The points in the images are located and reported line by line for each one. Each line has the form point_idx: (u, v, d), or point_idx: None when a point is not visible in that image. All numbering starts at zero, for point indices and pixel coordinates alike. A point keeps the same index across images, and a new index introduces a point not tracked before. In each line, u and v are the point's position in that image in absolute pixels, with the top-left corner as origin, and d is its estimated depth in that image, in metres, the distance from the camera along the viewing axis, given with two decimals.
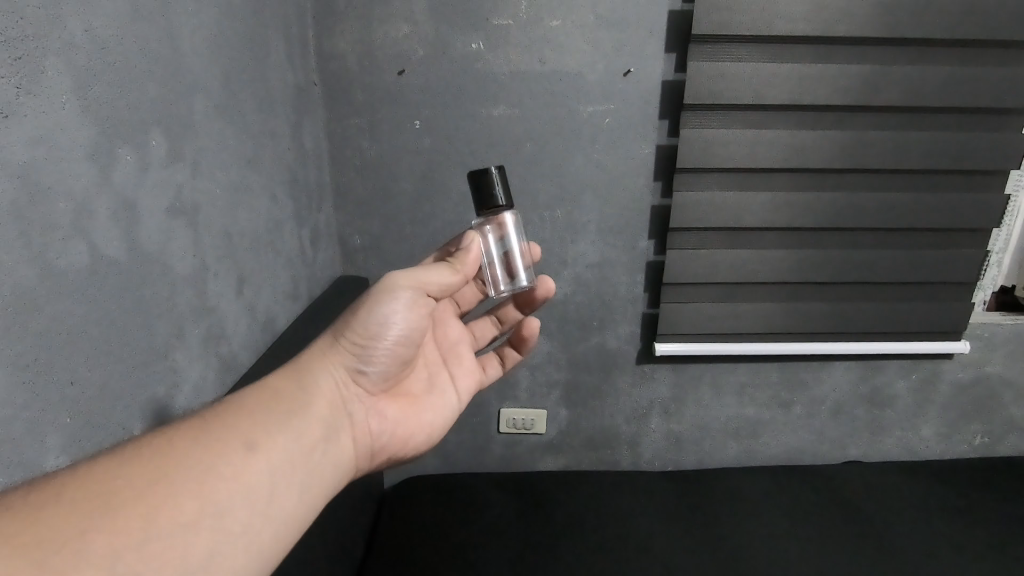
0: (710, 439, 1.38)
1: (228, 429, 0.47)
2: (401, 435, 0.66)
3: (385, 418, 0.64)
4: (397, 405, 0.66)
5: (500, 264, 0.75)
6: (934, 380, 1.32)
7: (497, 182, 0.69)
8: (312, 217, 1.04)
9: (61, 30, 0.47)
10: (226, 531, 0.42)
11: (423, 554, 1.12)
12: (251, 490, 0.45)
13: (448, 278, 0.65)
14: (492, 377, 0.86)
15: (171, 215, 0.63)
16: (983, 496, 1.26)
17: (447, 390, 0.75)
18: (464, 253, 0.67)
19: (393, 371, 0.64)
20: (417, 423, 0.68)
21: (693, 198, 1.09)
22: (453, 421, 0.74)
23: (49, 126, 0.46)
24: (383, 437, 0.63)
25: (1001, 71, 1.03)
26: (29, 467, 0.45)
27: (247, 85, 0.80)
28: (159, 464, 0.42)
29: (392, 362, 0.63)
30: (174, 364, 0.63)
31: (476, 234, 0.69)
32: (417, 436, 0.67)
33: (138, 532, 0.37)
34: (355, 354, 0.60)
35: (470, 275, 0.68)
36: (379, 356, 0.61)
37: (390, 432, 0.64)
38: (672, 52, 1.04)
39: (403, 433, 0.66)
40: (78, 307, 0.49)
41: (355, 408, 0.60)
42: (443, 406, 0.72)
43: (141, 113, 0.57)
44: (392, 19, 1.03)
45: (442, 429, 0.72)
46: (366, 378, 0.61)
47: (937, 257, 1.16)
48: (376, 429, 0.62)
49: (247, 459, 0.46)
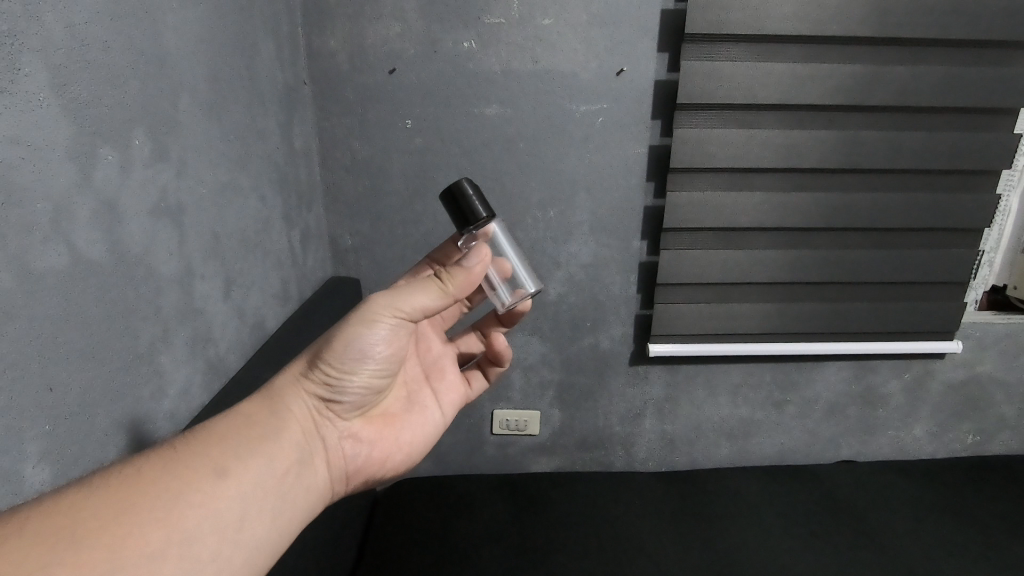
0: (704, 439, 1.37)
1: (196, 456, 0.46)
2: (377, 457, 0.64)
3: (360, 441, 0.63)
4: (373, 426, 0.65)
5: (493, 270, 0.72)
6: (926, 380, 1.33)
7: (473, 196, 0.64)
8: (301, 217, 1.03)
9: (38, 26, 0.46)
10: (194, 560, 0.41)
11: (417, 558, 1.11)
12: (221, 517, 0.44)
13: (433, 301, 0.59)
14: (478, 391, 0.84)
15: (156, 216, 0.61)
16: (973, 494, 1.26)
17: (430, 408, 0.74)
18: (454, 281, 0.60)
19: (368, 394, 0.62)
20: (393, 445, 0.66)
21: (686, 198, 1.08)
22: (435, 439, 0.73)
23: (25, 125, 0.45)
24: (358, 462, 0.62)
25: (993, 70, 1.03)
26: (9, 476, 0.44)
27: (234, 83, 0.78)
28: (125, 495, 0.41)
29: (369, 386, 0.61)
30: (159, 369, 0.62)
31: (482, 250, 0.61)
32: (393, 459, 0.66)
33: (100, 565, 0.36)
34: (328, 382, 0.58)
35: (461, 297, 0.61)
36: (354, 382, 0.59)
37: (365, 456, 0.63)
38: (665, 52, 1.03)
39: (379, 457, 0.64)
40: (56, 310, 0.48)
41: (328, 433, 0.59)
42: (424, 424, 0.71)
43: (124, 111, 0.56)
44: (383, 18, 1.01)
45: (424, 447, 0.71)
46: (339, 404, 0.59)
47: (929, 257, 1.16)
48: (350, 453, 0.61)
49: (219, 487, 0.45)
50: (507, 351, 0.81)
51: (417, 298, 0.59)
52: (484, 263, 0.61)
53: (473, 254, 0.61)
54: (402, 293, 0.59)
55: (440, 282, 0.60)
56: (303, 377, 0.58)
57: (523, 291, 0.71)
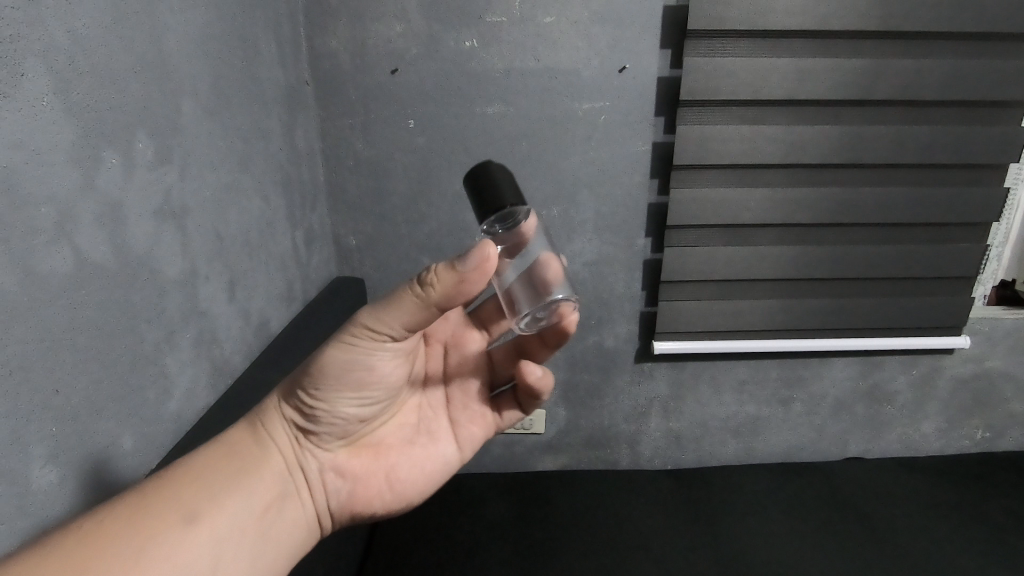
0: (710, 437, 1.37)
1: (167, 501, 0.47)
2: (362, 493, 0.61)
3: (344, 475, 0.60)
4: (362, 459, 0.61)
5: (522, 283, 0.59)
6: (934, 376, 1.32)
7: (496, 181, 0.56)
8: (304, 218, 1.03)
9: (40, 30, 0.47)
10: None
11: (423, 556, 1.12)
12: (187, 566, 0.46)
13: (404, 312, 0.51)
14: (511, 423, 0.72)
15: (160, 218, 0.62)
16: (983, 491, 1.25)
17: (440, 439, 0.66)
18: (438, 289, 0.49)
19: (349, 425, 0.60)
20: (384, 482, 0.61)
21: (690, 195, 1.08)
22: (444, 476, 0.66)
23: (28, 130, 0.45)
24: (341, 498, 0.60)
25: (998, 63, 1.02)
26: (15, 478, 0.45)
27: (236, 84, 0.79)
28: (92, 547, 0.42)
29: (350, 416, 0.58)
30: (164, 370, 0.62)
31: (485, 244, 0.49)
32: (384, 498, 0.61)
33: None
34: (301, 412, 0.57)
35: (446, 302, 0.51)
36: (326, 413, 0.57)
37: (347, 492, 0.60)
38: (667, 48, 1.03)
39: (366, 496, 0.61)
40: (60, 313, 0.49)
41: (306, 465, 0.58)
42: (426, 458, 0.64)
43: (127, 115, 0.56)
44: (384, 17, 1.01)
45: (427, 484, 0.64)
46: (313, 435, 0.58)
47: (935, 252, 1.15)
48: (332, 487, 0.60)
49: (189, 534, 0.47)
50: (545, 380, 0.64)
51: (391, 313, 0.52)
52: (488, 263, 0.49)
53: (473, 254, 0.49)
54: (371, 308, 0.52)
55: (420, 288, 0.50)
56: (286, 403, 0.58)
57: (550, 296, 0.57)
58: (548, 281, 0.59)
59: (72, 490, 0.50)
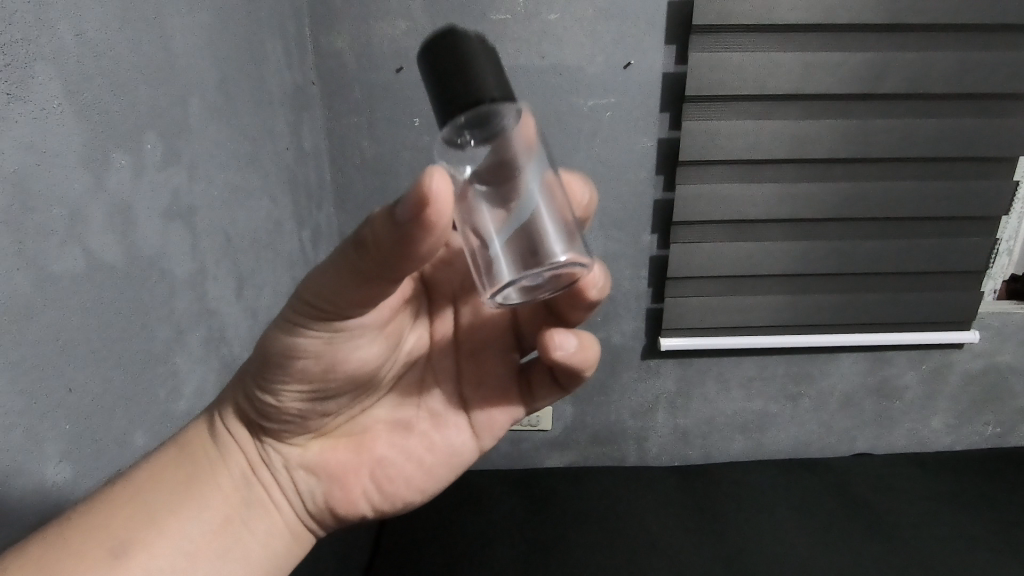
0: (717, 433, 1.37)
1: (95, 533, 0.45)
2: (341, 491, 0.58)
3: (317, 473, 0.58)
4: (338, 455, 0.59)
5: (512, 234, 0.49)
6: (943, 371, 1.31)
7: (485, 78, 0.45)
8: (311, 216, 1.04)
9: (49, 34, 0.47)
10: None
11: (431, 551, 1.13)
12: None
13: (345, 293, 0.46)
14: (546, 399, 0.66)
15: (169, 218, 0.62)
16: (993, 486, 1.25)
17: (433, 430, 0.62)
18: (375, 245, 0.41)
19: (311, 421, 0.56)
20: (366, 478, 0.59)
21: (695, 191, 1.08)
22: (442, 466, 0.63)
23: (40, 133, 0.46)
24: (317, 497, 0.58)
25: (1008, 55, 1.01)
26: (28, 474, 0.46)
27: (243, 85, 0.79)
28: None
29: (309, 410, 0.55)
30: (174, 368, 0.63)
31: (433, 169, 0.39)
32: (366, 495, 0.59)
33: None
34: (256, 411, 0.55)
35: (396, 264, 0.42)
36: (280, 411, 0.54)
37: (322, 491, 0.58)
38: (672, 43, 1.02)
39: (344, 494, 0.59)
40: (73, 313, 0.49)
41: (271, 464, 0.56)
42: (412, 451, 0.61)
43: (136, 117, 0.57)
44: (389, 17, 1.01)
45: (418, 476, 0.61)
46: (273, 432, 0.56)
47: (944, 245, 1.14)
48: (306, 487, 0.58)
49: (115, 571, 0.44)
50: (573, 359, 0.56)
51: (329, 287, 0.46)
52: (432, 208, 0.39)
53: (406, 202, 0.39)
54: (309, 301, 0.47)
55: (355, 249, 0.43)
56: (241, 397, 0.55)
57: (548, 255, 0.47)
58: (546, 238, 0.49)
59: (81, 484, 0.51)
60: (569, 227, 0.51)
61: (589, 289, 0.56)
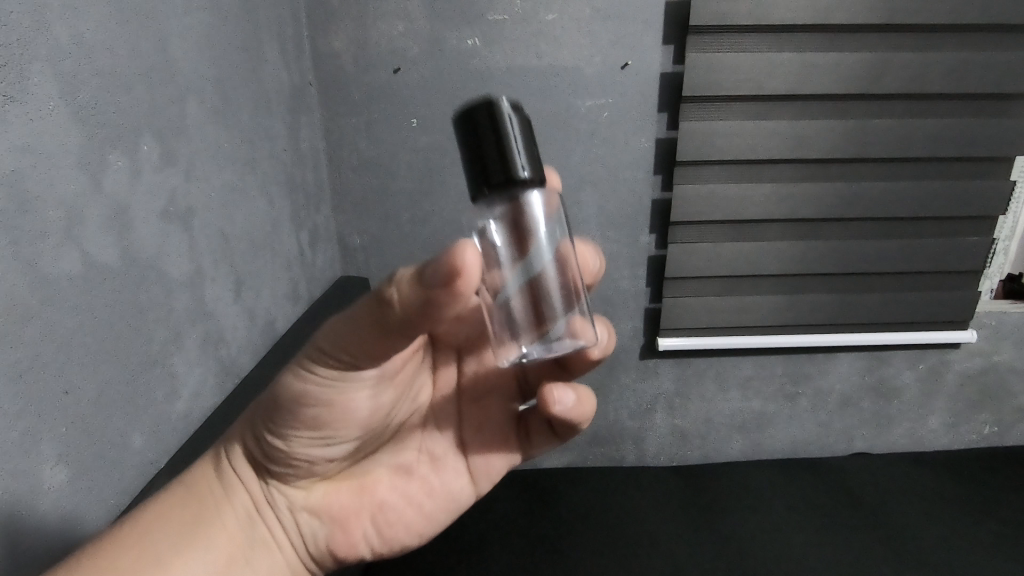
0: (715, 433, 1.37)
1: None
2: (344, 536, 0.58)
3: (322, 516, 0.57)
4: (342, 499, 0.58)
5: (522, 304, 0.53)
6: (941, 371, 1.31)
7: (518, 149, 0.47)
8: (309, 218, 1.03)
9: (46, 35, 0.47)
10: None
11: (430, 553, 1.12)
12: None
13: (368, 345, 0.45)
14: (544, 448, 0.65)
15: (166, 220, 0.62)
16: (991, 485, 1.25)
17: (438, 474, 0.62)
18: (398, 304, 0.40)
19: (321, 465, 0.55)
20: (368, 524, 0.58)
21: (693, 191, 1.08)
22: (444, 511, 0.62)
23: (36, 134, 0.46)
24: (319, 540, 0.57)
25: (1005, 55, 1.01)
26: (25, 477, 0.46)
27: (240, 85, 0.79)
28: None
29: (318, 454, 0.54)
30: (171, 370, 0.63)
31: (466, 246, 0.39)
32: (367, 541, 0.59)
33: None
34: (266, 452, 0.54)
35: (418, 324, 0.41)
36: (292, 454, 0.53)
37: (325, 535, 0.57)
38: (670, 43, 1.03)
39: (346, 539, 0.58)
40: (70, 314, 0.49)
41: (275, 507, 0.55)
42: (417, 496, 0.61)
43: (132, 118, 0.57)
44: (387, 17, 1.01)
45: (419, 523, 0.61)
46: (283, 474, 0.55)
47: (940, 246, 1.15)
48: (308, 530, 0.57)
49: None
50: (573, 413, 0.55)
51: (347, 338, 0.44)
52: (459, 278, 0.39)
53: (437, 266, 0.38)
54: (331, 345, 0.46)
55: (379, 303, 0.41)
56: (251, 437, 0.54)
57: (553, 334, 0.53)
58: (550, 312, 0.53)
59: (78, 488, 0.51)
60: (576, 301, 0.55)
61: (593, 349, 0.56)
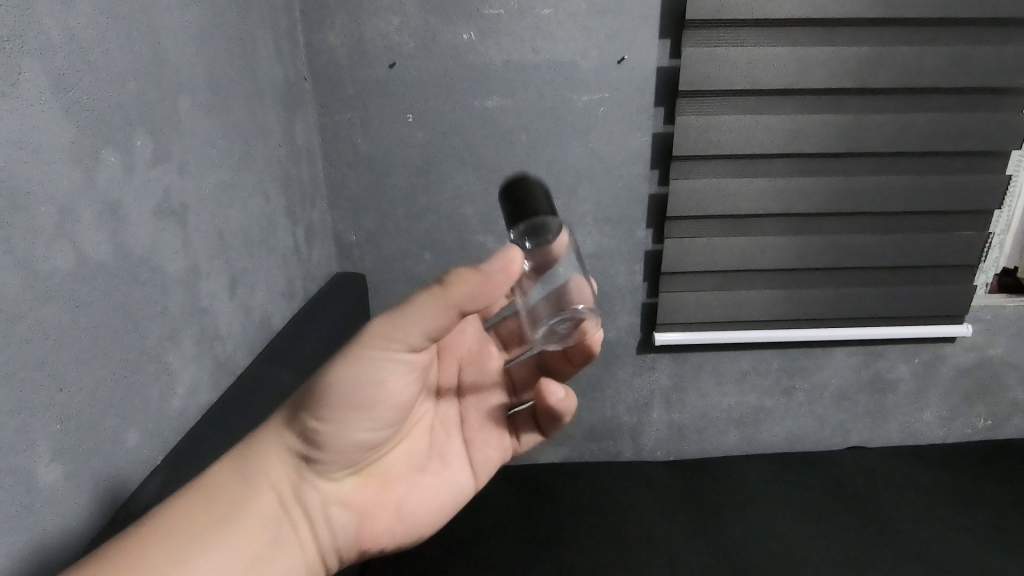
0: (712, 427, 1.37)
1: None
2: (373, 528, 0.57)
3: (353, 508, 0.56)
4: (371, 492, 0.57)
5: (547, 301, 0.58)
6: (936, 364, 1.32)
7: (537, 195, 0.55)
8: (305, 214, 1.03)
9: (37, 30, 0.47)
10: None
11: (428, 548, 1.12)
12: None
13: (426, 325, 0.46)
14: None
15: (160, 216, 0.62)
16: (985, 478, 1.26)
17: (454, 466, 0.63)
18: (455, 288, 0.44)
19: (357, 453, 0.55)
20: (396, 517, 0.58)
21: (689, 185, 1.08)
22: (459, 503, 0.63)
23: (27, 130, 0.46)
24: (348, 535, 0.56)
25: (1000, 48, 1.01)
26: (20, 475, 0.45)
27: (234, 80, 0.79)
28: None
29: (355, 442, 0.54)
30: (167, 367, 0.63)
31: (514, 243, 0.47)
32: (394, 534, 0.58)
33: None
34: (305, 439, 0.52)
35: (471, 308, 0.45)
36: (330, 441, 0.52)
37: (354, 529, 0.56)
38: (666, 38, 1.02)
39: (374, 532, 0.57)
40: (63, 311, 0.49)
41: (307, 499, 0.54)
42: (439, 488, 0.61)
43: (124, 114, 0.56)
44: (381, 12, 1.01)
45: (441, 515, 0.61)
46: (317, 465, 0.53)
47: (935, 241, 1.15)
48: (339, 524, 0.55)
49: None
50: (567, 404, 0.60)
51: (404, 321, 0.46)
52: (511, 268, 0.46)
53: (497, 256, 0.45)
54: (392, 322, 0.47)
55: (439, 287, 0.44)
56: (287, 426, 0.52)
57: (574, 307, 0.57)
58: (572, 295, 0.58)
59: (74, 486, 0.51)
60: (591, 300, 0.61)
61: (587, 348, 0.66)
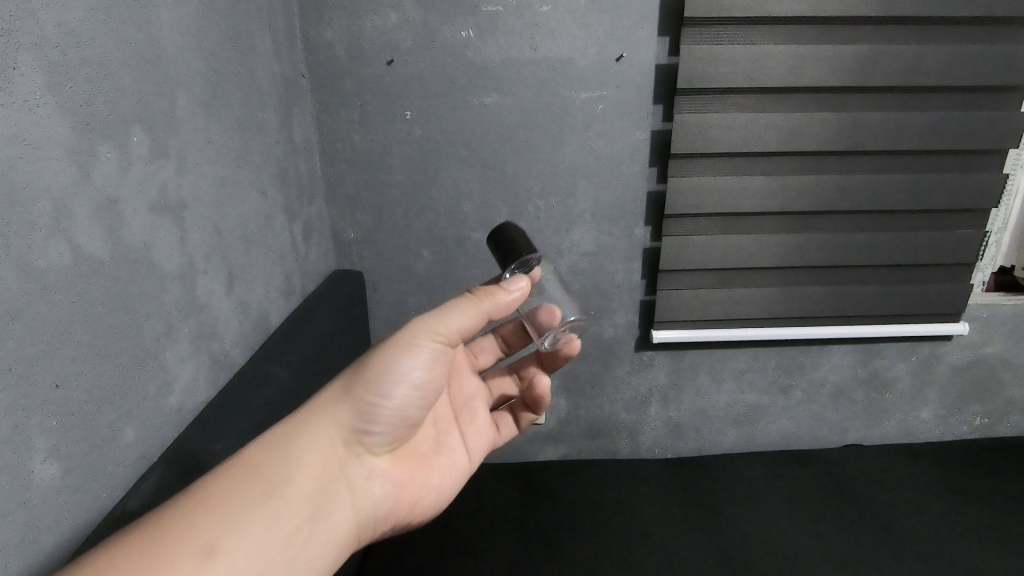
0: (709, 425, 1.38)
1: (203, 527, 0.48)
2: (403, 498, 0.66)
3: (388, 480, 0.65)
4: (401, 467, 0.67)
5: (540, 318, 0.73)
6: (933, 363, 1.32)
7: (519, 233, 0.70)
8: (302, 211, 1.03)
9: (32, 25, 0.46)
10: None
11: (424, 545, 1.12)
12: None
13: (466, 321, 0.62)
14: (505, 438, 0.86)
15: (157, 213, 0.62)
16: (981, 475, 1.26)
17: (456, 451, 0.76)
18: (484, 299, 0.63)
19: (401, 431, 0.64)
20: (422, 488, 0.68)
21: (687, 183, 1.08)
22: (462, 481, 0.76)
23: (22, 124, 0.45)
24: (382, 505, 0.64)
25: (998, 46, 1.02)
26: (17, 472, 0.45)
27: (231, 75, 0.78)
28: None
29: (401, 420, 0.63)
30: (164, 364, 0.63)
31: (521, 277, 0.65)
32: (418, 503, 0.68)
33: None
34: (361, 413, 0.60)
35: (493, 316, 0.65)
36: (382, 418, 0.61)
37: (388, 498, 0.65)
38: (665, 35, 1.02)
39: (403, 501, 0.66)
40: (59, 307, 0.49)
41: (353, 469, 0.61)
42: (450, 467, 0.73)
43: (120, 109, 0.56)
44: (380, 8, 1.00)
45: (451, 490, 0.73)
46: (367, 439, 0.61)
47: (932, 239, 1.15)
48: (376, 494, 0.64)
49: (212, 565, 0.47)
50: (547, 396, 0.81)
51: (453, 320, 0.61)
52: (523, 293, 0.65)
53: (515, 282, 0.64)
54: (443, 316, 0.61)
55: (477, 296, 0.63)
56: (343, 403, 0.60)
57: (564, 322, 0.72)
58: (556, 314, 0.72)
59: (72, 482, 0.51)
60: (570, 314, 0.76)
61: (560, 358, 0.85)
